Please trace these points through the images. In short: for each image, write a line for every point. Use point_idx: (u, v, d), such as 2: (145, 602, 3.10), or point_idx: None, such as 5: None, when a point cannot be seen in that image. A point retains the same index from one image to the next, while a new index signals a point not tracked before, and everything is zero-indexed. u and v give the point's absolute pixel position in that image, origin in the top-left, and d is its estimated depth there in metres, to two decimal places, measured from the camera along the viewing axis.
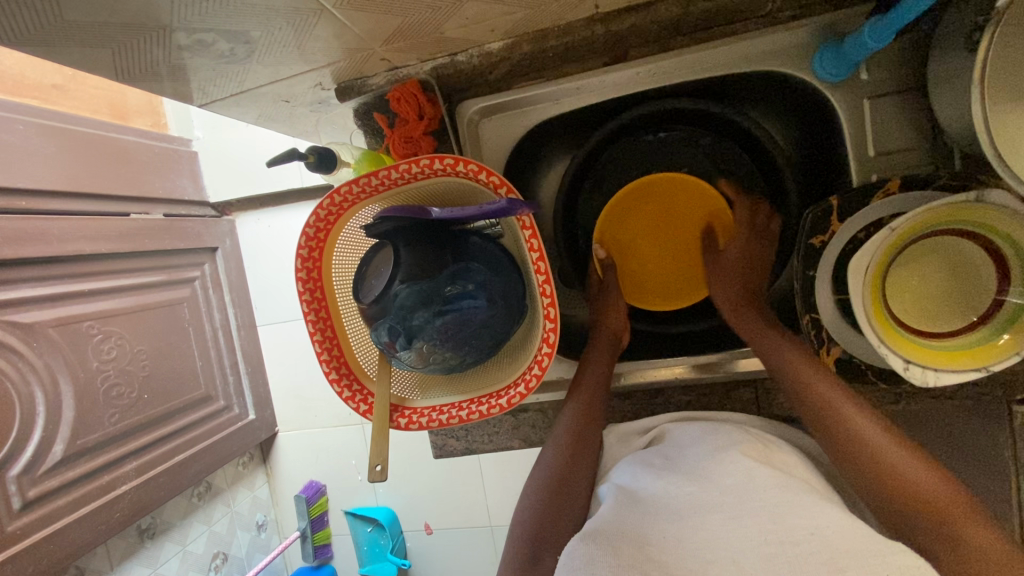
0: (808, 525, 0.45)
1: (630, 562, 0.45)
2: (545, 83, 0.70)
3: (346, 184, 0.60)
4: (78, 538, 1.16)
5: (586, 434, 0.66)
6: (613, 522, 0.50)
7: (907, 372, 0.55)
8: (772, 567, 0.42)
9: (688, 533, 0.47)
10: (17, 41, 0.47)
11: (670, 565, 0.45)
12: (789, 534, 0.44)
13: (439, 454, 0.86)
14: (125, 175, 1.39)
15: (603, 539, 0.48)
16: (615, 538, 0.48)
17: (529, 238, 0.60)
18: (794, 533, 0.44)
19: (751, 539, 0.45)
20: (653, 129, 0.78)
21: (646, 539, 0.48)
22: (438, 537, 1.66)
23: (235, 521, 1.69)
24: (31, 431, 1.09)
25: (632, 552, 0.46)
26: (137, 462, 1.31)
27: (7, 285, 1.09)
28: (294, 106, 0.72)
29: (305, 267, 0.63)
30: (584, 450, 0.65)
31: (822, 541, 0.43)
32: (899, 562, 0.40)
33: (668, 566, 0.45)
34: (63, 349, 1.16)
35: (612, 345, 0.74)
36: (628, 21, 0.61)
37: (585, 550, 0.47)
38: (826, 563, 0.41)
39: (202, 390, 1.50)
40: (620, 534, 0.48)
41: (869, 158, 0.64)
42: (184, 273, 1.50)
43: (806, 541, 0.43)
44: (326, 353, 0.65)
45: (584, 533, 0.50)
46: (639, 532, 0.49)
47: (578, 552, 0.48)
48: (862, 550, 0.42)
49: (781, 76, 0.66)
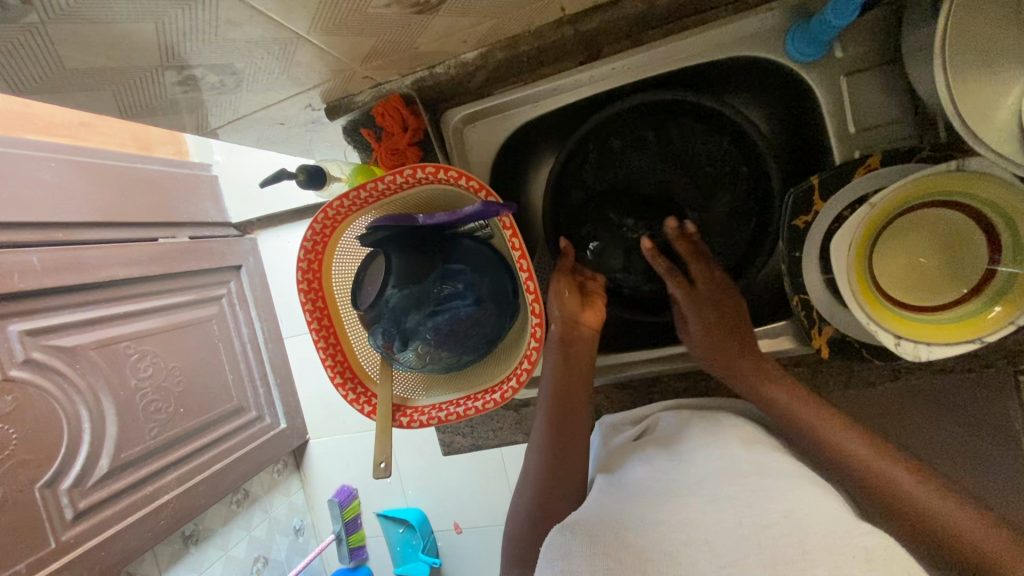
0: (781, 509, 0.45)
1: (604, 550, 0.46)
2: (524, 87, 0.72)
3: (337, 199, 0.64)
4: (126, 545, 1.25)
5: (569, 415, 0.66)
6: (592, 514, 0.51)
7: (898, 347, 0.56)
8: (743, 548, 0.42)
9: (666, 516, 0.48)
10: (27, 91, 0.52)
11: (646, 551, 0.45)
12: (763, 517, 0.45)
13: (448, 451, 0.88)
14: (151, 203, 1.48)
15: (583, 531, 0.49)
16: (594, 528, 0.49)
17: (510, 237, 0.62)
18: (766, 516, 0.45)
19: (727, 523, 0.45)
20: (633, 146, 0.79)
21: (624, 525, 0.48)
22: (467, 537, 1.70)
23: (273, 525, 1.78)
24: (78, 446, 1.17)
25: (607, 542, 0.46)
26: (177, 472, 1.39)
27: (49, 312, 1.18)
28: (289, 128, 0.76)
29: (305, 278, 0.67)
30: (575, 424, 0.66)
31: (796, 524, 0.43)
32: (864, 543, 0.41)
33: (644, 553, 0.45)
34: (103, 368, 1.25)
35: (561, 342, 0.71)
36: (595, 21, 0.62)
37: (563, 540, 0.49)
38: (797, 548, 0.41)
39: (234, 402, 1.58)
40: (598, 524, 0.49)
41: (850, 135, 0.64)
42: (211, 292, 1.59)
43: (778, 525, 0.43)
44: (331, 359, 0.69)
45: (564, 523, 0.51)
46: (617, 519, 0.49)
47: (555, 543, 0.49)
48: (830, 531, 0.42)
49: (757, 60, 0.66)
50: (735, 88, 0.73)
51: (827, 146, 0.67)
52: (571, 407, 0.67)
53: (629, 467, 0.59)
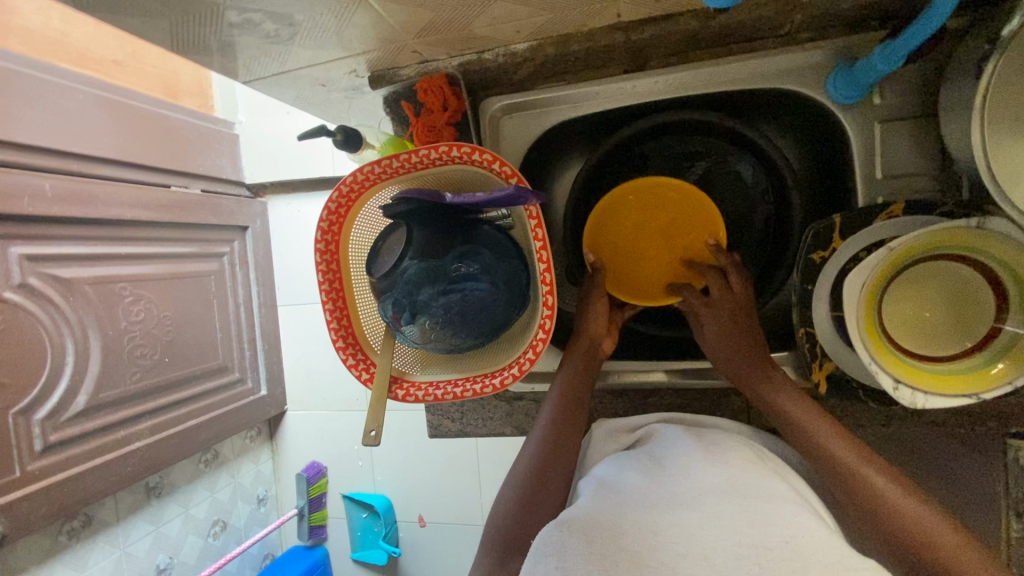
0: (782, 534, 0.46)
1: (601, 553, 0.46)
2: (566, 86, 0.73)
3: (368, 164, 0.65)
4: (89, 486, 1.22)
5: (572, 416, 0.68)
6: (588, 511, 0.52)
7: (896, 391, 0.56)
8: (743, 566, 0.44)
9: (663, 526, 0.48)
10: (86, 8, 0.52)
11: (642, 556, 0.46)
12: (763, 540, 0.46)
13: (434, 434, 0.86)
14: (170, 150, 1.48)
15: (576, 528, 0.49)
16: (588, 528, 0.49)
17: (534, 227, 0.63)
18: (766, 538, 0.46)
19: (724, 539, 0.46)
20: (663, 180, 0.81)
21: (620, 528, 0.49)
22: (429, 531, 1.69)
23: (237, 491, 1.76)
24: (59, 378, 1.16)
25: (604, 543, 0.47)
26: (151, 421, 1.38)
27: (53, 240, 1.18)
28: (329, 91, 0.77)
29: (323, 238, 0.68)
30: (572, 425, 0.68)
31: (796, 550, 0.45)
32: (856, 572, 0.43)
33: (642, 558, 0.46)
34: (96, 305, 1.25)
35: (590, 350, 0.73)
36: (646, 32, 0.63)
37: (558, 536, 0.49)
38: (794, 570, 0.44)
39: (219, 360, 1.59)
40: (593, 523, 0.49)
41: (877, 180, 0.65)
42: (213, 248, 1.59)
43: (779, 548, 0.45)
44: (336, 322, 0.69)
45: (559, 520, 0.52)
46: (612, 521, 0.49)
47: (550, 539, 0.49)
48: (829, 558, 0.45)
49: (796, 95, 0.68)
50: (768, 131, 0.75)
51: (852, 188, 0.68)
52: (568, 410, 0.68)
53: (623, 470, 0.60)
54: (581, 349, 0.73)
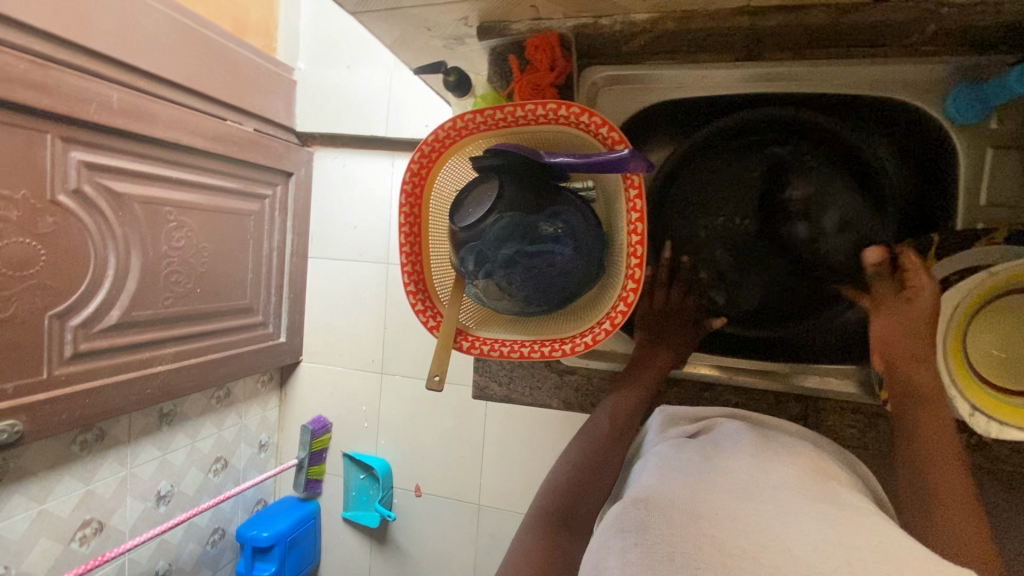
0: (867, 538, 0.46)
1: (682, 534, 0.48)
2: (674, 65, 0.72)
3: (472, 111, 0.65)
4: (109, 401, 1.21)
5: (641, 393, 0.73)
6: (664, 492, 0.54)
7: (971, 418, 0.59)
8: (829, 560, 0.44)
9: (740, 518, 0.49)
10: None
11: (722, 541, 0.47)
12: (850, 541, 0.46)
13: (477, 395, 0.86)
14: (232, 84, 1.47)
15: (655, 510, 0.52)
16: (668, 509, 0.51)
17: (633, 197, 0.62)
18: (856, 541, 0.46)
19: (811, 539, 0.46)
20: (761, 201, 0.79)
21: (699, 513, 0.50)
22: (425, 502, 1.69)
23: (242, 433, 1.77)
24: (97, 289, 1.16)
25: (683, 526, 0.49)
26: (175, 348, 1.37)
27: (112, 152, 1.17)
28: (431, 37, 0.76)
29: (412, 180, 0.68)
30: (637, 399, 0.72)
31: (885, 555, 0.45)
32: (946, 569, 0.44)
33: (721, 544, 0.46)
34: (141, 223, 1.25)
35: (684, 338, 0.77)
36: (774, 20, 0.61)
37: (637, 514, 0.52)
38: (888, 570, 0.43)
39: (246, 301, 1.60)
40: (669, 505, 0.52)
41: (979, 205, 0.64)
42: (257, 188, 1.59)
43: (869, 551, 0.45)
44: (410, 266, 0.69)
45: (636, 499, 0.54)
46: (690, 504, 0.52)
47: (629, 517, 0.52)
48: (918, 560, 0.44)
49: (908, 108, 0.67)
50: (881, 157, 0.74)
51: (951, 209, 0.67)
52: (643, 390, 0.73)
53: (681, 451, 0.63)
54: (667, 335, 0.76)
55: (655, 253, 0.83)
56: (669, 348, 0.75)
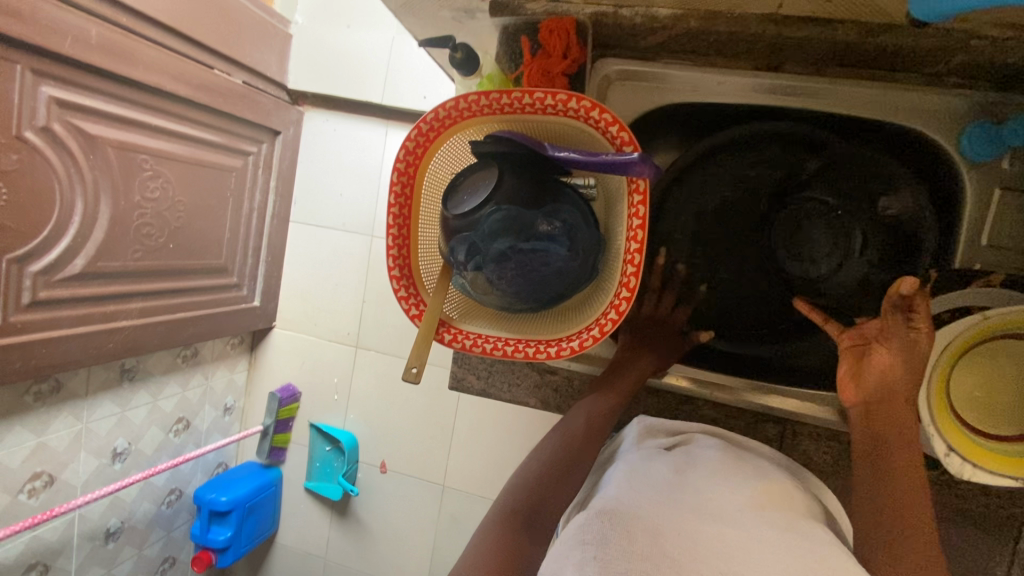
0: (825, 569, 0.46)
1: (644, 553, 0.47)
2: (691, 66, 0.70)
3: (476, 92, 0.61)
4: (69, 353, 1.15)
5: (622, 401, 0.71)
6: (628, 506, 0.53)
7: (947, 456, 0.59)
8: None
9: (703, 541, 0.49)
10: None
11: (682, 564, 0.46)
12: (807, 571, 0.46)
13: (454, 386, 0.84)
14: (223, 30, 1.39)
15: (619, 523, 0.50)
16: (632, 525, 0.50)
17: (636, 203, 0.60)
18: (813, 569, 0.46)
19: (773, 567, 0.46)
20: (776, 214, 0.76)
21: (662, 532, 0.49)
22: (389, 479, 1.68)
23: (207, 394, 1.72)
24: (61, 236, 1.10)
25: (646, 544, 0.48)
26: (142, 304, 1.31)
27: (85, 90, 1.09)
28: (440, 7, 0.71)
29: (406, 158, 0.64)
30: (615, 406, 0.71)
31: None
32: None
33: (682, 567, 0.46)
34: (113, 169, 1.18)
35: (671, 349, 0.75)
36: (801, 32, 0.58)
37: (600, 526, 0.50)
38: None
39: (221, 261, 1.54)
40: (631, 518, 0.51)
41: (980, 245, 0.63)
42: (241, 144, 1.52)
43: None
44: (396, 249, 0.65)
45: (601, 510, 0.53)
46: (653, 522, 0.50)
47: (592, 528, 0.50)
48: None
49: (921, 137, 0.66)
50: (915, 181, 0.70)
51: (952, 246, 0.66)
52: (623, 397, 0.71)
53: (650, 465, 0.62)
54: (652, 344, 0.75)
55: (650, 259, 0.81)
56: (654, 357, 0.73)
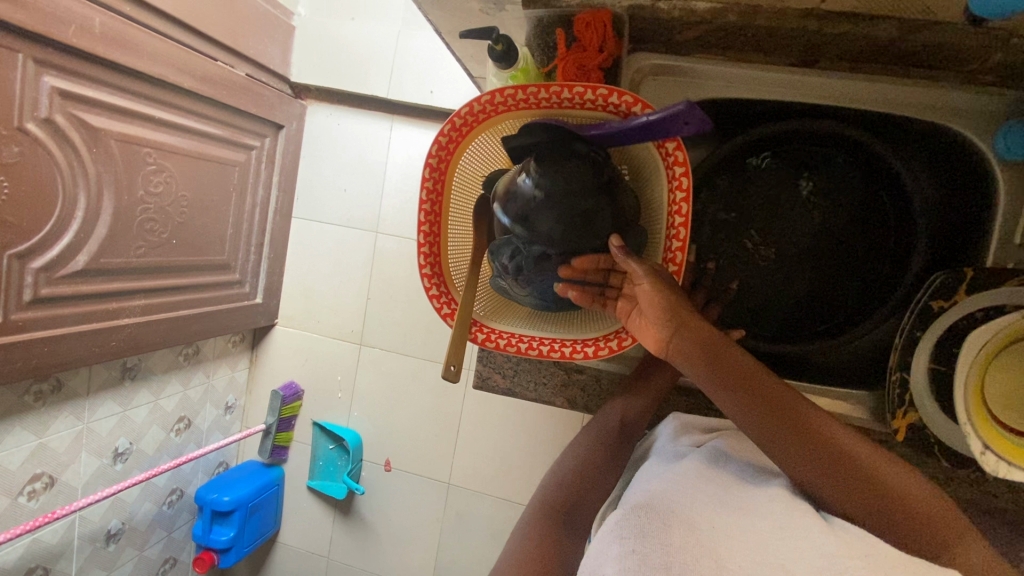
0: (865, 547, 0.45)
1: (682, 544, 0.47)
2: (723, 62, 0.69)
3: (513, 87, 0.59)
4: (72, 351, 1.13)
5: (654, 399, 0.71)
6: (663, 499, 0.53)
7: (982, 455, 0.56)
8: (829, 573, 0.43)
9: (739, 530, 0.48)
10: None
11: (723, 553, 0.46)
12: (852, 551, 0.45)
13: (478, 385, 0.83)
14: (226, 21, 1.36)
15: (653, 516, 0.51)
16: (667, 518, 0.50)
17: (679, 201, 0.60)
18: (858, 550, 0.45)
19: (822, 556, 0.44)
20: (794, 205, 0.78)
21: (696, 523, 0.49)
22: (394, 478, 1.66)
23: (208, 393, 1.69)
24: (63, 231, 1.07)
25: (683, 536, 0.48)
26: (145, 301, 1.28)
27: (88, 81, 1.06)
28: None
29: (439, 154, 0.62)
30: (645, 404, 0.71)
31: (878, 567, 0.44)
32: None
33: (724, 558, 0.45)
34: (116, 163, 1.14)
35: None
36: (843, 28, 0.58)
37: (635, 521, 0.51)
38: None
39: (224, 257, 1.51)
40: (667, 510, 0.51)
41: (1013, 243, 0.64)
42: (244, 138, 1.49)
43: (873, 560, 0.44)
44: (427, 247, 0.64)
45: (635, 505, 0.54)
46: (689, 513, 0.50)
47: (628, 523, 0.51)
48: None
49: (957, 138, 0.66)
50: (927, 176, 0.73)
51: (982, 244, 0.67)
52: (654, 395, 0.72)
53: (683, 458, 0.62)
54: None
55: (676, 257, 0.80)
56: None
